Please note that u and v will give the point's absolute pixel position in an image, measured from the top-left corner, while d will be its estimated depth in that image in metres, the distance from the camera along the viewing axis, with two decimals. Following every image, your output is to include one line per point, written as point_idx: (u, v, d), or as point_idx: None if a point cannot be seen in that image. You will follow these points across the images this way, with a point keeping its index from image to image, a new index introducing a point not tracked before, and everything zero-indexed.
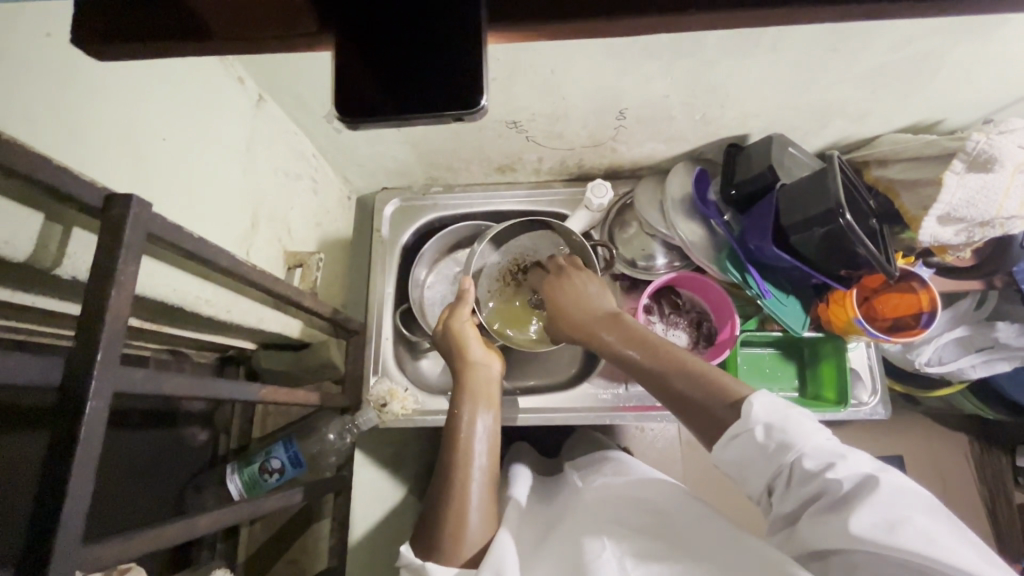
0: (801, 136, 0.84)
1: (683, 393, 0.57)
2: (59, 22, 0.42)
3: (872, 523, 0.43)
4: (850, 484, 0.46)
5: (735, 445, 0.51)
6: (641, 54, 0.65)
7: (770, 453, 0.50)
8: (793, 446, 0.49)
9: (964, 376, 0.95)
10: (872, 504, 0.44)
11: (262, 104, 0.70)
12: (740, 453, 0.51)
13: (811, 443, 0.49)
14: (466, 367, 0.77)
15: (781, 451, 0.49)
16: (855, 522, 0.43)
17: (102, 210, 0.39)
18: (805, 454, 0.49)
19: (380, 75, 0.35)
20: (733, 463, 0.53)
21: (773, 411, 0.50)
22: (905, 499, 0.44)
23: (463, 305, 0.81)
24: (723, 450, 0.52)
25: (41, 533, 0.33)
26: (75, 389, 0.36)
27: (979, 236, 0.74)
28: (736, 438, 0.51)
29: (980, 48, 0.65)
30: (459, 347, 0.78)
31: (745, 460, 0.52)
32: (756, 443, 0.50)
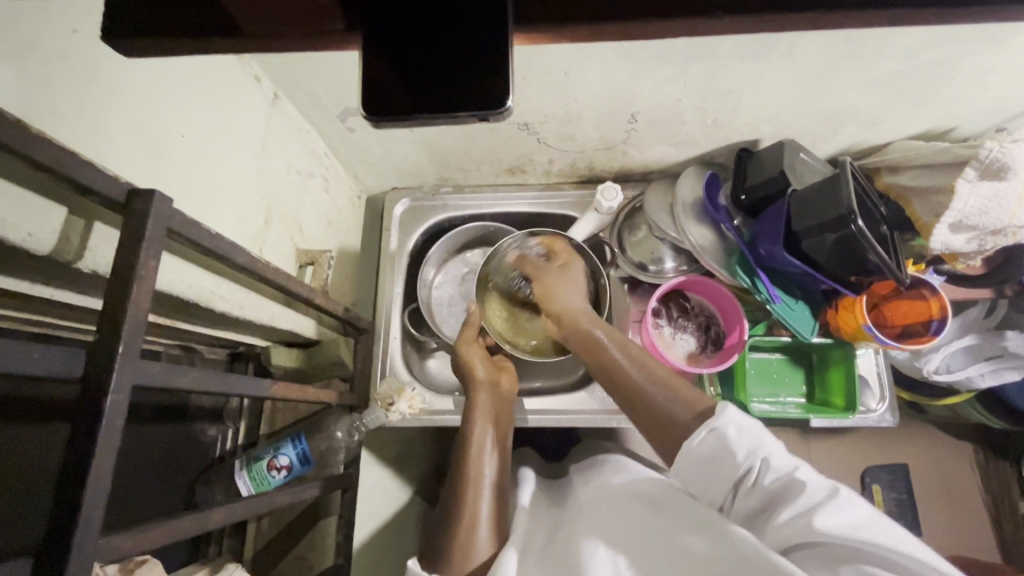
0: (811, 142, 0.84)
1: (654, 409, 0.63)
2: (88, 20, 0.42)
3: (837, 521, 0.46)
4: (816, 487, 0.50)
5: (706, 446, 0.56)
6: (656, 58, 0.65)
7: (741, 455, 0.55)
8: (760, 447, 0.54)
9: (973, 384, 0.96)
10: (837, 506, 0.48)
11: (277, 103, 0.70)
12: (713, 453, 0.56)
13: (776, 448, 0.55)
14: (476, 385, 0.79)
15: (751, 452, 0.54)
16: (821, 517, 0.47)
17: (125, 205, 0.39)
18: (770, 456, 0.54)
19: (405, 74, 0.35)
20: (703, 465, 0.57)
21: (741, 418, 0.57)
22: (862, 506, 0.48)
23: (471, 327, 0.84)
24: (691, 453, 0.57)
25: (62, 523, 0.34)
26: (97, 382, 0.36)
27: (990, 244, 0.74)
28: (702, 442, 0.56)
29: (995, 56, 0.65)
30: (469, 365, 0.81)
31: (716, 459, 0.56)
32: (728, 442, 0.55)
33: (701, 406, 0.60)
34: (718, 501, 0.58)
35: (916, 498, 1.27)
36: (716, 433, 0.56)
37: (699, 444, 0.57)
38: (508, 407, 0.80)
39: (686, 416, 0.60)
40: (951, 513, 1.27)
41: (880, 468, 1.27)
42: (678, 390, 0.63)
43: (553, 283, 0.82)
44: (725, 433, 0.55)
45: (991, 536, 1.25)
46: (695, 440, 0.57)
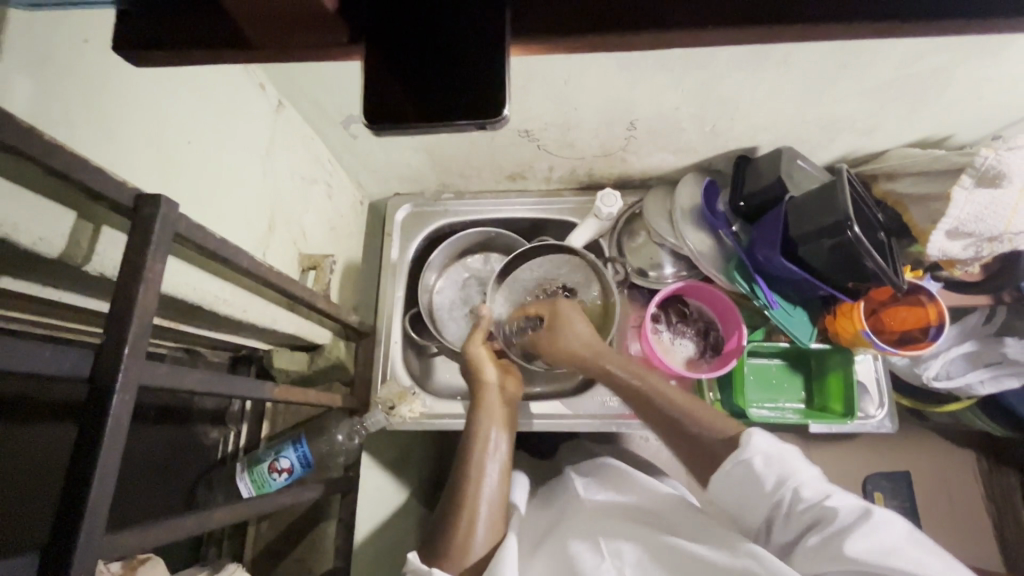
0: (809, 150, 0.85)
1: (683, 436, 0.68)
2: (96, 30, 0.43)
3: (867, 545, 0.51)
4: (846, 512, 0.55)
5: (734, 477, 0.61)
6: (654, 66, 0.66)
7: (771, 485, 0.59)
8: (790, 477, 0.59)
9: (973, 391, 0.95)
10: (869, 531, 0.52)
11: (282, 110, 0.72)
12: (745, 483, 0.61)
13: (806, 476, 0.59)
14: (483, 386, 0.79)
15: (780, 482, 0.59)
16: (850, 542, 0.51)
17: (133, 209, 0.40)
18: (799, 485, 0.59)
19: (406, 84, 0.36)
20: (733, 493, 0.62)
21: (769, 447, 0.61)
22: (892, 527, 0.53)
23: (479, 330, 0.84)
24: (720, 482, 0.62)
25: (67, 519, 0.34)
26: (104, 380, 0.37)
27: (987, 251, 0.75)
28: (731, 472, 0.62)
29: (989, 65, 0.66)
30: (473, 368, 0.80)
31: (748, 489, 0.61)
32: (758, 472, 0.60)
33: (730, 432, 0.65)
34: (755, 530, 0.62)
35: (919, 505, 1.27)
36: (746, 464, 0.61)
37: (726, 476, 0.62)
38: (513, 413, 0.79)
39: (715, 441, 0.65)
40: (954, 521, 1.26)
41: (881, 474, 1.27)
42: (700, 416, 0.68)
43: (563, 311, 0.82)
44: (752, 464, 0.60)
45: (994, 544, 1.25)
46: (722, 472, 0.62)
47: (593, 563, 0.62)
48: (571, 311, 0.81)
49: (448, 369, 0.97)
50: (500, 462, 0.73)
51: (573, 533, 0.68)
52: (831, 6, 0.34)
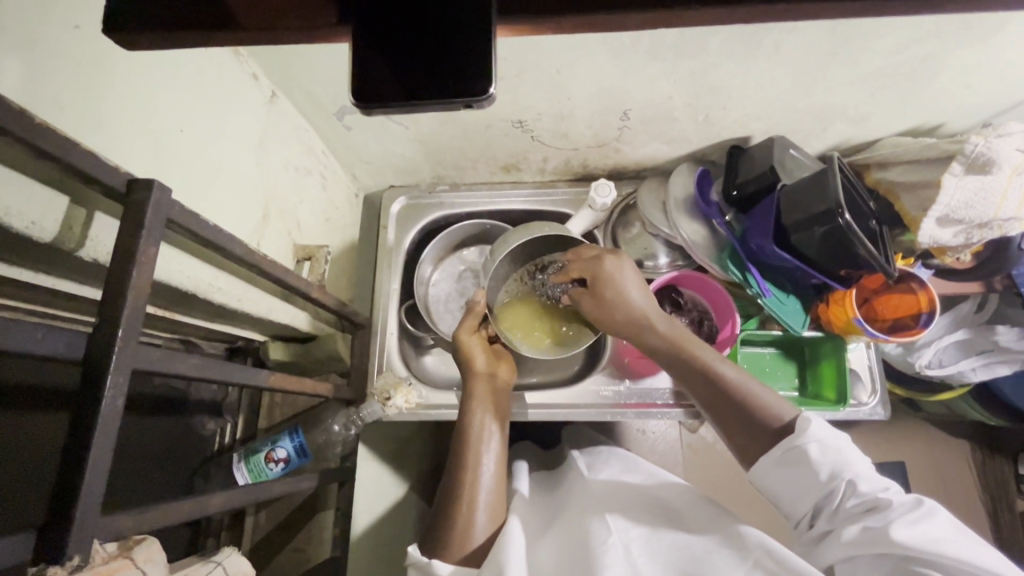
0: (801, 139, 0.86)
1: (739, 416, 0.66)
2: (87, 16, 0.44)
3: (915, 534, 0.51)
4: (899, 502, 0.54)
5: (786, 463, 0.61)
6: (646, 55, 0.66)
7: (824, 476, 0.58)
8: (845, 468, 0.58)
9: (964, 379, 0.97)
10: (921, 521, 0.52)
11: (275, 100, 0.72)
12: (796, 469, 0.60)
13: (861, 468, 0.59)
14: (477, 376, 0.79)
15: (834, 473, 0.58)
16: (898, 529, 0.52)
17: (125, 194, 0.40)
18: (855, 478, 0.57)
19: (395, 66, 0.36)
20: (783, 479, 0.62)
21: (824, 435, 0.60)
22: (941, 518, 0.53)
23: (472, 318, 0.82)
24: (769, 466, 0.62)
25: (63, 498, 0.35)
26: (97, 363, 0.37)
27: (977, 238, 0.76)
28: (783, 457, 0.61)
29: (979, 51, 0.66)
30: (465, 359, 0.80)
31: (798, 477, 0.60)
32: (811, 461, 0.59)
33: (786, 419, 0.64)
34: (797, 517, 0.62)
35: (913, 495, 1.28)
36: (800, 450, 0.60)
37: (777, 460, 0.62)
38: (506, 400, 0.80)
39: (771, 426, 0.64)
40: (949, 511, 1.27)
41: (876, 465, 1.28)
42: (761, 399, 0.66)
43: (613, 272, 0.73)
44: (806, 451, 0.59)
45: (987, 534, 1.26)
46: (771, 456, 0.62)
47: (601, 538, 0.62)
48: (622, 273, 0.73)
49: (445, 361, 0.97)
50: (495, 452, 0.74)
51: (579, 517, 0.68)
52: None
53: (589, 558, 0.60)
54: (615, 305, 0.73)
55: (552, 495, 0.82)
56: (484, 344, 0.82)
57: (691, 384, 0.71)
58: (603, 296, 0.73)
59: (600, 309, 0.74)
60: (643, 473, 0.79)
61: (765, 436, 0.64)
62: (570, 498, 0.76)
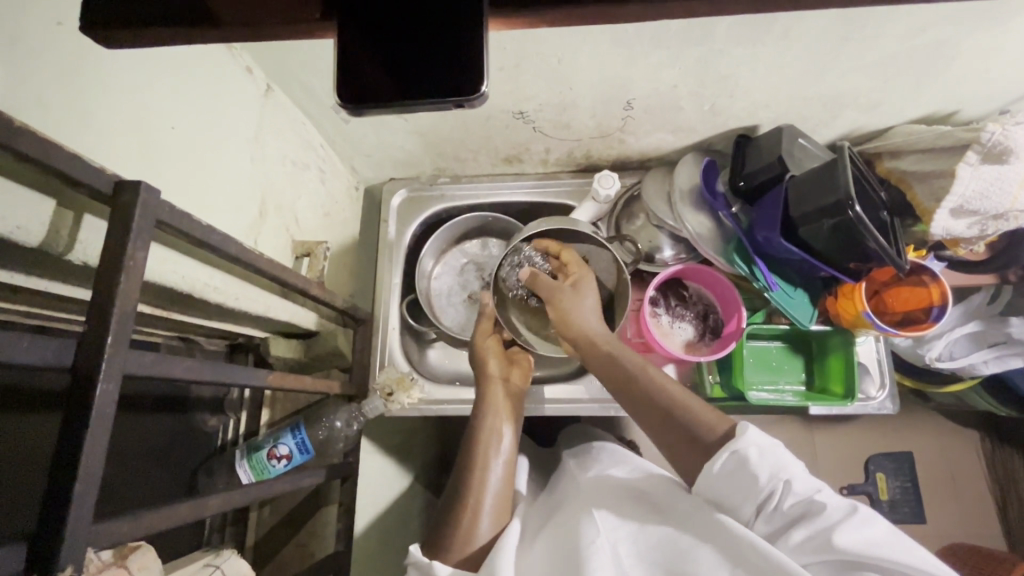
0: (810, 127, 0.83)
1: (675, 425, 0.63)
2: (68, 10, 0.42)
3: (855, 540, 0.51)
4: (834, 506, 0.54)
5: (728, 468, 0.57)
6: (650, 42, 0.64)
7: (764, 479, 0.55)
8: (784, 470, 0.55)
9: (977, 372, 0.94)
10: (856, 526, 0.52)
11: (269, 93, 0.70)
12: (736, 475, 0.57)
13: (797, 470, 0.56)
14: (488, 380, 0.79)
15: (773, 475, 0.55)
16: (842, 536, 0.51)
17: (112, 196, 0.39)
18: (792, 478, 0.55)
19: (385, 59, 0.35)
20: (724, 482, 0.58)
21: (763, 439, 0.57)
22: (873, 521, 0.53)
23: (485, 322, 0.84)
24: (710, 474, 0.58)
25: (55, 508, 0.34)
26: (86, 370, 0.37)
27: (992, 229, 0.73)
28: (722, 463, 0.57)
29: (998, 35, 0.63)
30: (479, 362, 0.80)
31: (738, 482, 0.57)
32: (752, 466, 0.56)
33: (721, 430, 0.60)
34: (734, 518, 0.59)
35: (921, 486, 1.27)
36: (738, 456, 0.56)
37: (719, 465, 0.57)
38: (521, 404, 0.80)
39: (705, 437, 0.61)
40: (956, 501, 1.26)
41: (884, 456, 1.27)
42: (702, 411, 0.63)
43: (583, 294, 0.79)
44: (746, 456, 0.56)
45: (995, 525, 1.25)
46: (714, 463, 0.58)
47: (588, 543, 0.61)
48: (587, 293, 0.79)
49: (447, 356, 0.98)
50: (504, 456, 0.73)
51: (570, 517, 0.67)
52: None
53: (577, 561, 0.59)
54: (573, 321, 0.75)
55: (550, 496, 0.81)
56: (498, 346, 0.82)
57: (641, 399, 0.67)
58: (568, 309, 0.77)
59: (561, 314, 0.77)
60: (634, 466, 0.78)
61: (700, 449, 0.60)
62: (563, 500, 0.75)
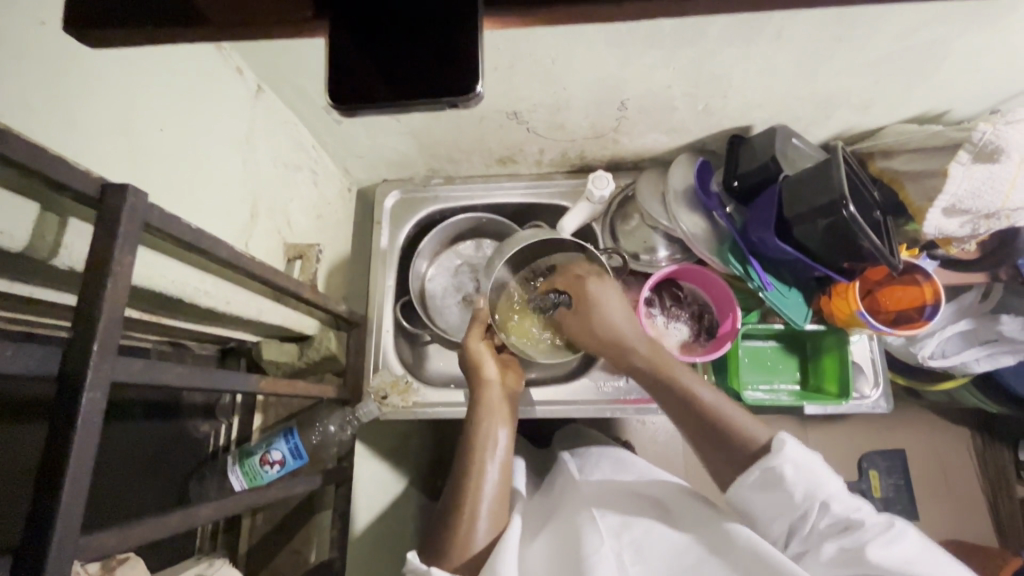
0: (804, 127, 0.83)
1: (708, 439, 0.64)
2: (52, 10, 0.41)
3: (893, 555, 0.52)
4: (871, 523, 0.55)
5: (764, 485, 0.59)
6: (645, 43, 0.64)
7: (800, 494, 0.57)
8: (819, 489, 0.57)
9: (968, 369, 0.96)
10: (893, 542, 0.53)
11: (260, 94, 0.69)
12: (772, 490, 0.59)
13: (833, 489, 0.58)
14: (483, 383, 0.77)
15: (809, 492, 0.57)
16: (874, 550, 0.52)
17: (98, 200, 0.38)
18: (828, 498, 0.57)
19: (376, 59, 0.34)
20: (759, 499, 0.60)
21: (800, 455, 0.59)
22: (911, 538, 0.54)
23: (478, 325, 0.80)
24: (747, 489, 0.60)
25: (40, 520, 0.33)
26: (73, 381, 0.36)
27: (984, 228, 0.74)
28: (759, 478, 0.59)
29: (989, 35, 0.64)
30: (473, 365, 0.78)
31: (775, 498, 0.59)
32: (788, 482, 0.58)
33: (760, 441, 0.62)
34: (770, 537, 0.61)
35: (913, 483, 1.28)
36: (774, 471, 0.58)
37: (754, 482, 0.59)
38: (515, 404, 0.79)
39: (743, 449, 0.62)
40: (949, 497, 1.28)
41: (878, 453, 1.28)
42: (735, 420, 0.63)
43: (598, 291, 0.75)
44: (782, 472, 0.58)
45: (988, 521, 1.26)
46: (749, 477, 0.60)
47: (593, 551, 0.60)
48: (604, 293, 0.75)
49: (441, 358, 0.97)
50: (500, 460, 0.72)
51: (572, 520, 0.67)
52: None
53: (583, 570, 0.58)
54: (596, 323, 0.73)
55: (547, 496, 0.81)
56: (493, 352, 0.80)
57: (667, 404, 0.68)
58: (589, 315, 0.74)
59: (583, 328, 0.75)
60: (635, 473, 0.78)
61: (737, 461, 0.62)
62: (563, 501, 0.75)
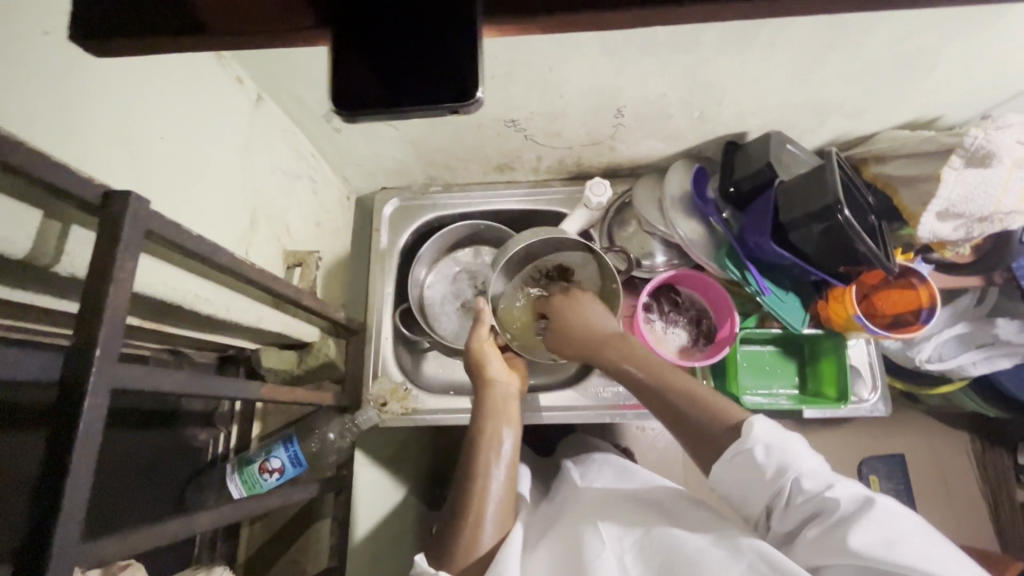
0: (798, 134, 0.84)
1: (689, 426, 0.64)
2: (55, 19, 0.42)
3: (869, 537, 0.49)
4: (848, 502, 0.53)
5: (737, 466, 0.59)
6: (640, 51, 0.65)
7: (771, 473, 0.57)
8: (790, 466, 0.56)
9: (963, 373, 0.95)
10: (871, 524, 0.50)
11: (260, 103, 0.70)
12: (745, 472, 0.58)
13: (807, 466, 0.56)
14: (487, 383, 0.78)
15: (780, 471, 0.56)
16: (850, 533, 0.50)
17: (101, 207, 0.39)
18: (800, 475, 0.56)
19: (376, 67, 0.35)
20: (736, 482, 0.59)
21: (771, 434, 0.58)
22: (895, 518, 0.51)
23: (483, 325, 0.81)
24: (721, 472, 0.60)
25: (40, 526, 0.33)
26: (75, 386, 0.36)
27: (978, 231, 0.74)
28: (732, 460, 0.59)
29: (978, 43, 0.65)
30: (478, 366, 0.79)
31: (750, 479, 0.58)
32: (758, 463, 0.57)
33: (734, 420, 0.61)
34: (755, 516, 0.60)
35: (913, 487, 1.27)
36: (744, 452, 0.58)
37: (728, 464, 0.59)
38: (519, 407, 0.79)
39: (719, 430, 0.61)
40: (950, 502, 1.27)
41: (878, 458, 1.28)
42: (713, 403, 0.64)
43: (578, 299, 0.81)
44: (753, 453, 0.57)
45: (988, 525, 1.26)
46: (722, 459, 0.59)
47: (593, 558, 0.60)
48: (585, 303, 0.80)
49: (440, 365, 0.96)
50: (506, 462, 0.72)
51: (573, 526, 0.67)
52: None
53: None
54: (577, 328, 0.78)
55: (551, 505, 0.81)
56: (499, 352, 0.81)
57: (647, 395, 0.69)
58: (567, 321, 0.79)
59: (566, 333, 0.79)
60: (638, 479, 0.78)
61: (715, 442, 0.61)
62: (565, 508, 0.75)
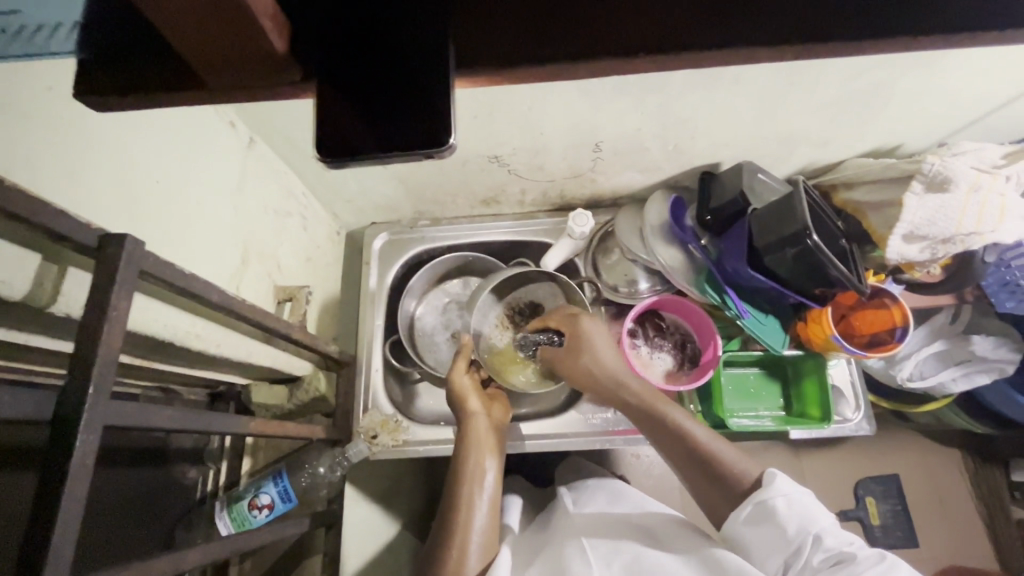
0: (770, 163, 0.88)
1: (707, 474, 0.66)
2: (60, 77, 0.45)
3: None
4: (864, 556, 0.54)
5: (756, 519, 0.61)
6: (612, 92, 0.69)
7: (792, 529, 0.58)
8: (810, 522, 0.58)
9: (947, 390, 0.97)
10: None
11: (252, 145, 0.73)
12: (765, 525, 0.60)
13: (826, 524, 0.58)
14: (469, 416, 0.78)
15: (802, 527, 0.58)
16: None
17: (97, 248, 0.40)
18: (821, 532, 0.57)
19: (360, 114, 0.37)
20: (753, 535, 0.61)
21: (792, 490, 0.61)
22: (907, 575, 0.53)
23: (461, 358, 0.82)
24: (740, 525, 0.62)
25: (29, 563, 0.34)
26: (69, 422, 0.37)
27: (942, 252, 0.78)
28: (752, 512, 0.61)
29: (927, 78, 0.69)
30: (458, 400, 0.79)
31: (769, 533, 0.59)
32: (779, 516, 0.59)
33: (752, 477, 0.64)
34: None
35: (909, 508, 1.27)
36: (764, 504, 0.60)
37: (746, 517, 0.61)
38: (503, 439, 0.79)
39: (740, 486, 0.64)
40: (948, 522, 1.27)
41: (873, 480, 1.28)
42: (727, 457, 0.66)
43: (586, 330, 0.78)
44: (773, 505, 0.60)
45: (987, 544, 1.25)
46: (742, 511, 0.62)
47: None
48: (597, 331, 0.78)
49: (431, 396, 0.97)
50: (489, 493, 0.73)
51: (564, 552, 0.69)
52: (738, 34, 0.36)
53: None
54: (588, 360, 0.76)
55: (541, 531, 0.81)
56: (474, 384, 0.81)
57: (664, 441, 0.70)
58: (579, 351, 0.77)
59: (574, 364, 0.78)
60: (629, 504, 0.78)
61: (730, 493, 0.64)
62: (556, 535, 0.75)
